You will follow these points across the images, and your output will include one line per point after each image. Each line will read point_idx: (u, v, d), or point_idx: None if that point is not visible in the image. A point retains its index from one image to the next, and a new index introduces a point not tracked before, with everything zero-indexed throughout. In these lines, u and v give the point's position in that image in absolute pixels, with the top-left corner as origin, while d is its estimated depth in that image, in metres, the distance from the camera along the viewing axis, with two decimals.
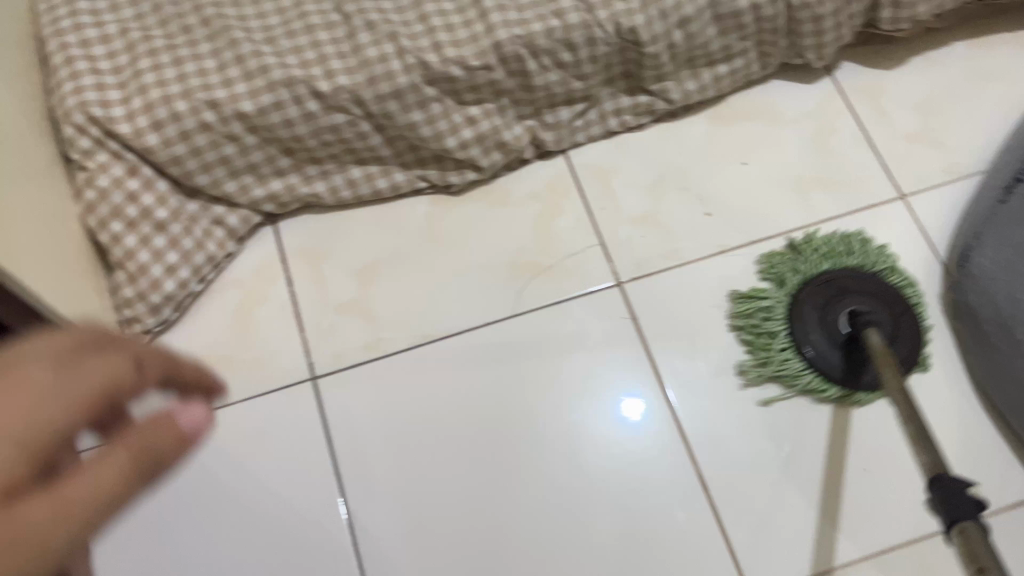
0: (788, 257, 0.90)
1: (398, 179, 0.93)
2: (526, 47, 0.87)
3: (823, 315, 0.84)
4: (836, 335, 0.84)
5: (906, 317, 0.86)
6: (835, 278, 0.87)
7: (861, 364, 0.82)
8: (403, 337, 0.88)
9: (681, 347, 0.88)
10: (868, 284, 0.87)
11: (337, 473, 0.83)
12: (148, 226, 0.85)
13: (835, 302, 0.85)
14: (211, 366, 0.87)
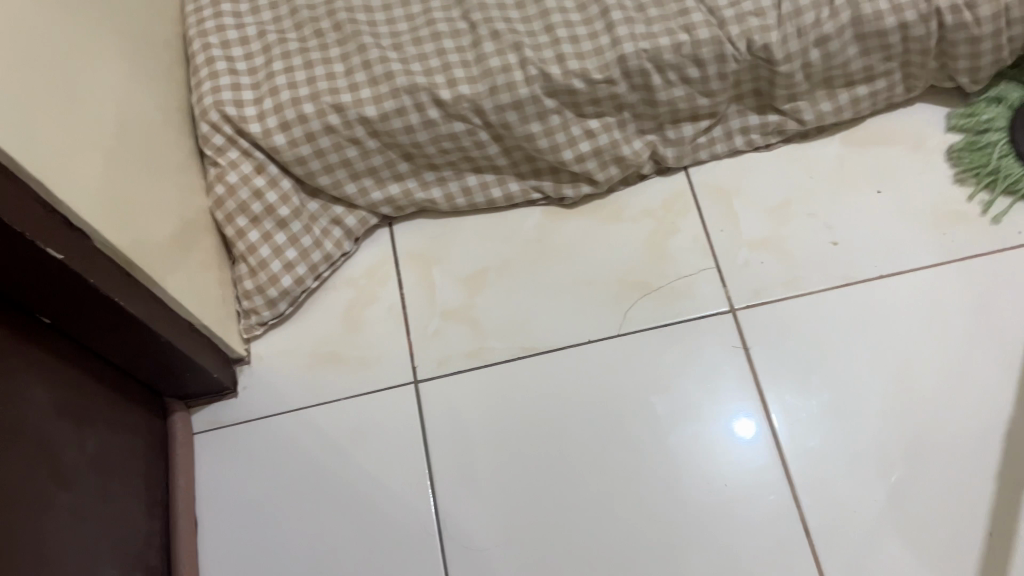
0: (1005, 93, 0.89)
1: (512, 189, 0.93)
2: (652, 61, 0.84)
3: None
4: None
5: None
6: None
7: None
8: (506, 348, 0.88)
9: (796, 383, 0.83)
10: None
11: (437, 464, 0.84)
12: (270, 222, 0.88)
13: None
14: (321, 361, 0.89)
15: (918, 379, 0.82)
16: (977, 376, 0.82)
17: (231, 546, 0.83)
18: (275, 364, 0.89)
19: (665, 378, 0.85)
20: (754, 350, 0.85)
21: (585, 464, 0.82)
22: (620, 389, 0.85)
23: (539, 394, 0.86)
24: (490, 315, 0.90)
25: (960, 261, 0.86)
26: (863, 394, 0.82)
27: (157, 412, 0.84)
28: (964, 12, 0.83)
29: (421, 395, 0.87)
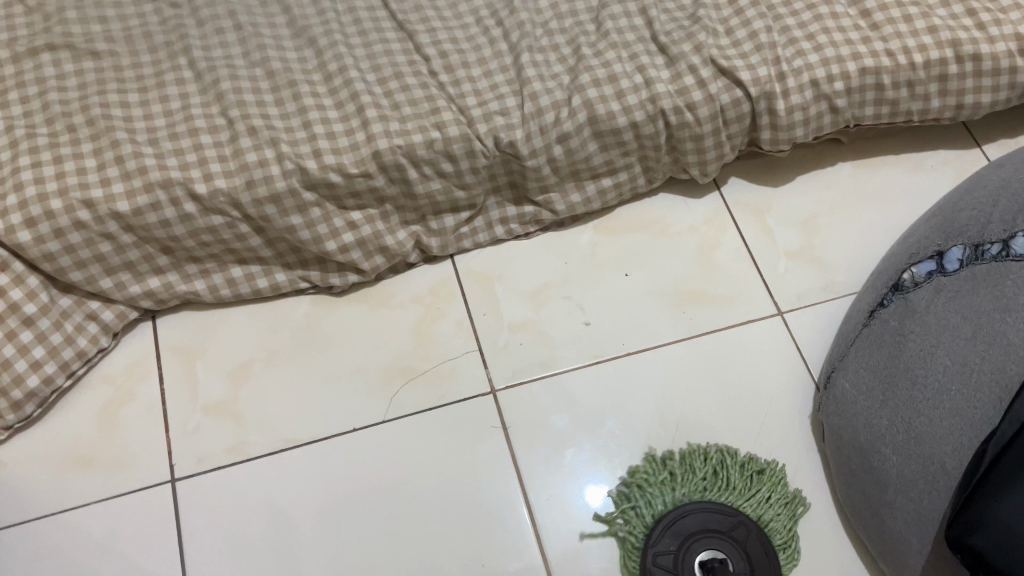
0: (626, 500, 0.84)
1: (279, 279, 0.94)
2: (406, 156, 0.88)
3: (686, 557, 0.78)
4: None
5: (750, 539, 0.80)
6: (680, 521, 0.80)
7: None
8: (271, 439, 0.88)
9: (549, 465, 0.87)
10: (714, 520, 0.80)
11: (207, 540, 0.83)
12: (16, 320, 0.84)
13: (684, 554, 0.78)
14: (73, 464, 0.86)
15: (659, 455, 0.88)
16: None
17: None
18: (22, 470, 0.85)
19: (438, 486, 0.86)
20: (510, 431, 0.89)
21: (360, 528, 0.84)
22: (392, 504, 0.85)
23: (314, 518, 0.84)
24: (254, 407, 0.89)
25: (696, 338, 0.94)
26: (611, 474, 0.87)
27: None
28: (686, 113, 0.92)
29: (175, 499, 0.85)
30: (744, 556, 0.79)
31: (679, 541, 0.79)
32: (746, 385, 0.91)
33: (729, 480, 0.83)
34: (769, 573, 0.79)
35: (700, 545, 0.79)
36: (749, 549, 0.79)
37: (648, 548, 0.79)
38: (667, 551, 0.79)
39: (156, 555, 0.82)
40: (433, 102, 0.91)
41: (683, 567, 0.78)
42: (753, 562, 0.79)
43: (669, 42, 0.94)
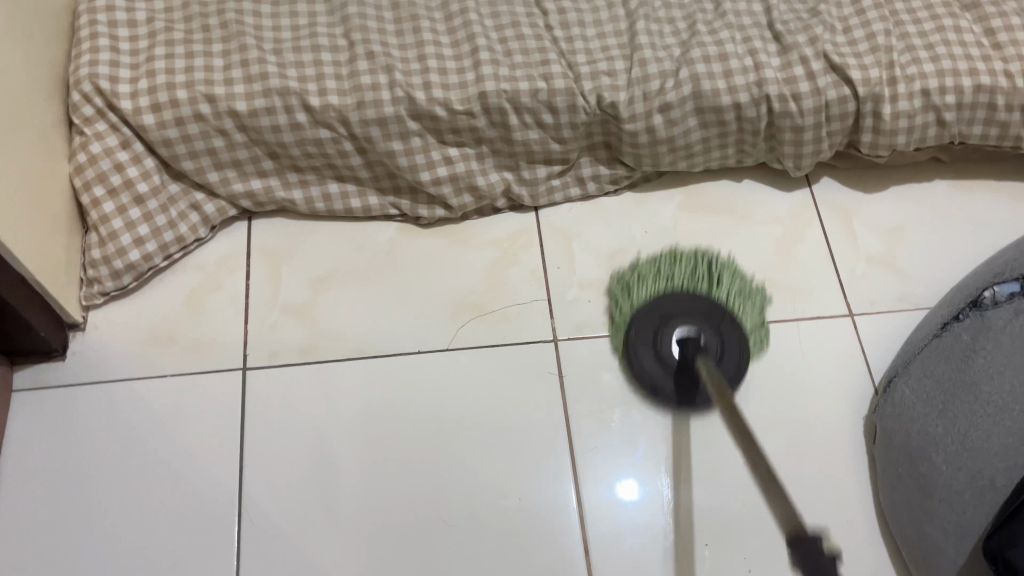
0: (621, 292, 0.93)
1: (371, 202, 0.98)
2: (510, 101, 0.91)
3: (663, 338, 0.87)
4: (670, 359, 0.86)
5: (724, 324, 0.87)
6: (662, 304, 0.89)
7: (693, 389, 0.87)
8: (339, 348, 0.92)
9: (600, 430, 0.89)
10: (692, 302, 0.88)
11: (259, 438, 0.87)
12: (128, 197, 0.91)
13: (663, 328, 0.87)
14: (156, 337, 0.92)
15: (710, 441, 0.89)
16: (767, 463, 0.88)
17: (30, 508, 0.84)
18: (110, 336, 0.92)
19: (490, 439, 0.89)
20: (566, 387, 0.91)
21: (405, 450, 0.88)
22: (444, 445, 0.88)
23: (371, 447, 0.88)
24: (328, 317, 0.94)
25: None
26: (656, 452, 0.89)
27: None
28: (790, 102, 0.93)
29: (244, 399, 0.89)
30: (717, 332, 0.86)
31: (659, 326, 0.88)
32: (802, 378, 0.92)
33: (720, 291, 0.90)
34: (738, 344, 0.87)
35: (677, 324, 0.86)
36: (724, 332, 0.87)
37: (634, 349, 0.88)
38: (648, 320, 0.88)
39: (216, 447, 0.87)
40: (545, 54, 0.93)
41: (661, 340, 0.87)
42: (726, 341, 0.86)
43: (784, 31, 0.95)
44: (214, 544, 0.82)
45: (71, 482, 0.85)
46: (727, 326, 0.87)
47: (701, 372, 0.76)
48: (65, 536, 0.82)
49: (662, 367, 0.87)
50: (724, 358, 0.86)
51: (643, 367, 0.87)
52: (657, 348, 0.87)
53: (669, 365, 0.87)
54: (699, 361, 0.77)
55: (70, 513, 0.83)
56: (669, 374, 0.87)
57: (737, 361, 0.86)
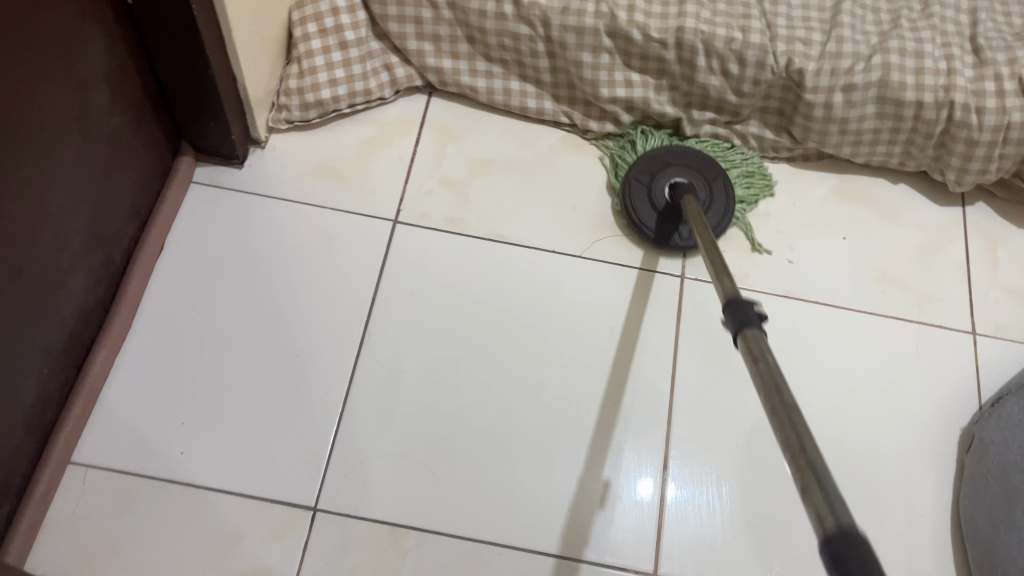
0: (611, 165, 1.03)
1: (545, 106, 1.03)
2: (704, 43, 0.95)
3: (660, 180, 0.98)
4: (658, 196, 0.97)
5: (715, 182, 0.98)
6: (659, 157, 1.00)
7: (677, 219, 0.96)
8: (482, 227, 0.98)
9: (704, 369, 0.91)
10: (683, 158, 1.00)
11: (389, 289, 0.93)
12: (334, 40, 0.99)
13: (659, 176, 0.98)
14: (323, 172, 0.99)
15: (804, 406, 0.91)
16: (855, 444, 0.89)
17: (173, 290, 0.91)
18: (284, 161, 1.00)
19: (596, 348, 0.92)
20: (681, 320, 0.94)
21: (517, 336, 0.92)
22: (553, 342, 0.92)
23: (485, 324, 0.92)
24: (479, 197, 1.00)
25: (881, 318, 0.96)
26: (749, 401, 0.90)
27: (168, 150, 0.95)
28: (972, 114, 0.94)
29: (387, 249, 0.96)
30: (706, 185, 0.98)
31: (655, 174, 0.98)
32: (910, 377, 0.93)
33: (716, 153, 1.02)
34: (722, 208, 0.97)
35: (673, 173, 0.98)
36: (711, 189, 0.98)
37: (630, 189, 0.98)
38: (651, 185, 0.98)
39: (350, 283, 0.93)
40: (748, 9, 0.97)
41: (654, 190, 0.97)
42: (714, 189, 0.98)
43: (986, 46, 0.96)
44: (322, 368, 0.88)
45: (211, 279, 0.92)
46: (712, 174, 0.99)
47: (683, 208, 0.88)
48: (197, 320, 0.90)
49: (653, 208, 0.97)
50: (713, 192, 0.98)
51: (636, 214, 0.97)
52: (650, 202, 0.97)
53: (665, 212, 0.96)
54: (685, 199, 0.89)
55: (205, 301, 0.91)
56: (656, 221, 0.96)
57: (726, 196, 0.98)
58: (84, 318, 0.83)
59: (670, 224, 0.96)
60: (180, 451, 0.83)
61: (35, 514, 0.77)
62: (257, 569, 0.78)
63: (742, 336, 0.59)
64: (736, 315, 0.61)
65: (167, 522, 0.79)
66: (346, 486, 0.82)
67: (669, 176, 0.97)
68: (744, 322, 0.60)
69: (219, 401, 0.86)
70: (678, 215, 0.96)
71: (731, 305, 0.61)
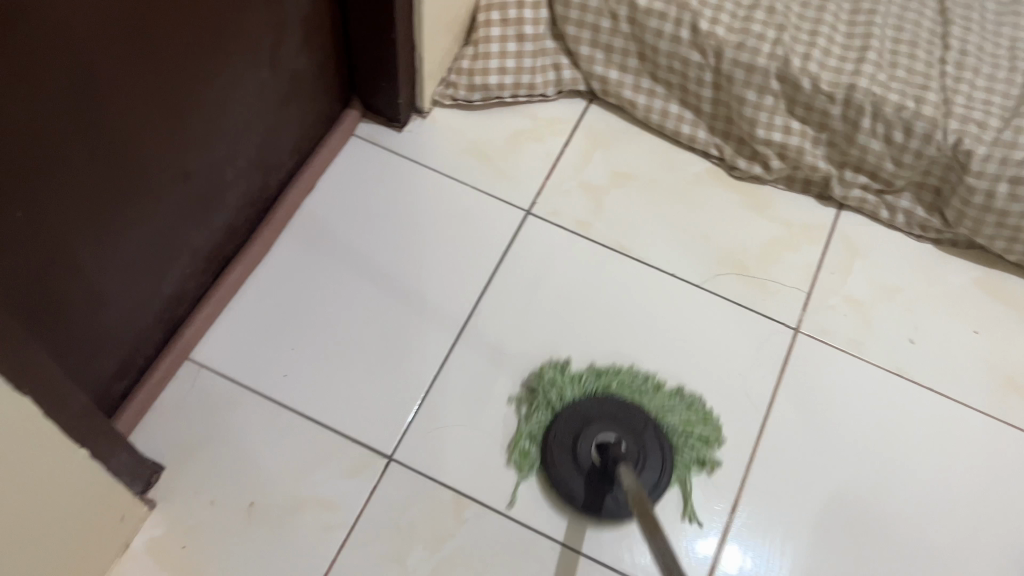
0: (526, 400, 0.88)
1: (698, 135, 1.04)
2: (872, 105, 0.94)
3: (582, 447, 0.83)
4: (582, 462, 0.83)
5: (651, 431, 0.84)
6: (580, 410, 0.86)
7: (600, 490, 0.82)
8: (609, 236, 1.00)
9: (796, 425, 0.90)
10: (604, 409, 0.86)
11: (508, 274, 0.96)
12: (513, 31, 1.03)
13: (580, 440, 0.83)
14: (473, 152, 1.04)
15: (893, 488, 0.87)
16: (939, 542, 0.85)
17: (313, 227, 0.97)
18: (439, 133, 1.05)
19: (694, 379, 0.91)
20: (785, 373, 0.92)
21: (619, 346, 0.93)
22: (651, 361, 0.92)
23: (592, 330, 0.94)
24: (613, 207, 1.02)
25: (996, 422, 0.91)
26: (836, 469, 0.88)
27: (340, 99, 1.02)
28: None
29: (514, 237, 0.99)
30: (639, 444, 0.83)
31: (577, 432, 0.84)
32: (1014, 489, 0.88)
33: (659, 399, 0.88)
34: (655, 473, 0.83)
35: (598, 430, 0.84)
36: (647, 441, 0.84)
37: (551, 450, 0.84)
38: (609, 399, 0.87)
39: (472, 258, 0.97)
40: (927, 81, 0.95)
41: (580, 446, 0.83)
42: (647, 451, 0.83)
43: None
44: (428, 330, 0.92)
45: (349, 224, 0.98)
46: (651, 432, 0.84)
47: (621, 479, 0.73)
48: (327, 258, 0.95)
49: (579, 471, 0.82)
50: (647, 454, 0.83)
51: (558, 472, 0.83)
52: (574, 463, 0.83)
53: (590, 476, 0.82)
54: (622, 467, 0.75)
55: (338, 243, 0.96)
56: (583, 491, 0.82)
57: (660, 463, 0.83)
58: (231, 233, 0.90)
59: (592, 488, 0.82)
60: (283, 373, 0.88)
61: (148, 395, 0.83)
62: (327, 497, 0.82)
63: None
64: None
65: (258, 434, 0.85)
66: (423, 444, 0.86)
67: (595, 433, 0.84)
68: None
69: (329, 335, 0.91)
70: (609, 482, 0.81)
71: None
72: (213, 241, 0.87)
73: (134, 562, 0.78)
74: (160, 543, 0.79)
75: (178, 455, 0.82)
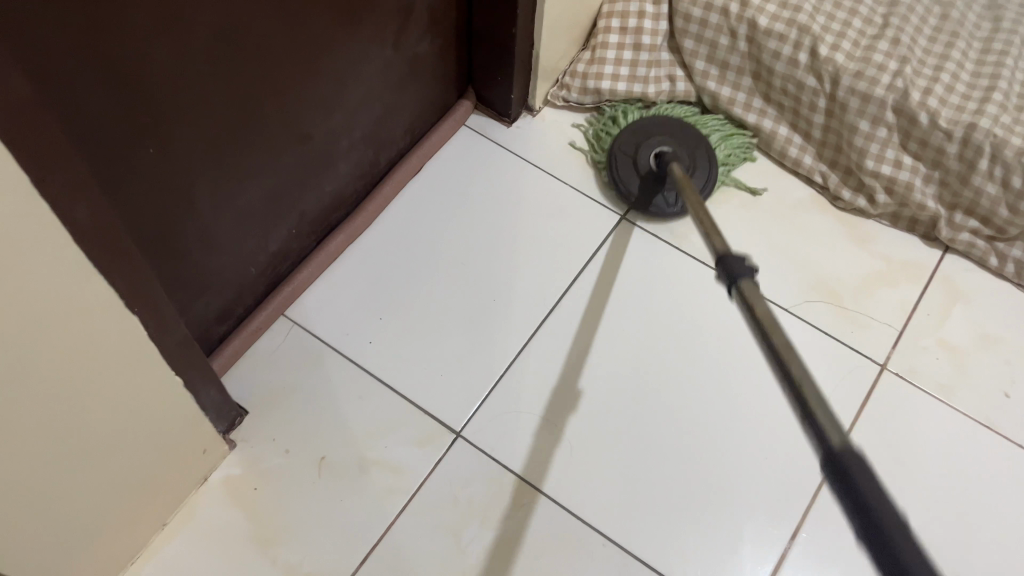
0: (598, 125, 1.07)
1: (804, 160, 1.03)
2: (992, 147, 0.91)
3: (642, 153, 1.01)
4: (643, 167, 1.01)
5: (699, 151, 1.02)
6: (644, 127, 1.04)
7: (658, 184, 1.00)
8: (702, 250, 1.00)
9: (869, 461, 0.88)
10: (664, 123, 1.03)
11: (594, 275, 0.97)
12: (631, 40, 1.05)
13: (642, 147, 1.01)
14: (577, 154, 1.06)
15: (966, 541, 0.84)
16: None
17: (414, 206, 1.01)
18: (546, 132, 1.08)
19: (767, 403, 0.91)
20: (864, 409, 0.90)
21: (696, 360, 0.93)
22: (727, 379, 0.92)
23: (670, 340, 0.94)
24: None
25: None
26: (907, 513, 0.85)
27: (455, 90, 1.06)
28: None
29: (607, 239, 1.00)
30: (686, 148, 1.01)
31: (639, 143, 1.02)
32: None
33: (713, 136, 1.06)
34: (704, 169, 1.01)
35: (656, 143, 1.01)
36: (693, 146, 1.02)
37: (617, 158, 1.02)
38: (700, 169, 1.01)
39: (562, 253, 0.99)
40: None
41: (641, 154, 1.01)
42: (697, 163, 1.01)
43: None
44: (511, 318, 0.94)
45: (448, 207, 1.01)
46: (702, 162, 1.01)
47: (668, 173, 0.90)
48: (423, 237, 0.99)
49: (637, 174, 1.01)
50: (697, 163, 1.01)
51: (619, 176, 1.01)
52: (634, 166, 1.01)
53: (646, 193, 1.00)
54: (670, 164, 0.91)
55: (436, 224, 1.00)
56: (638, 188, 1.00)
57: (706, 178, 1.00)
58: (336, 204, 0.94)
59: (656, 183, 1.00)
60: (368, 341, 0.92)
61: (242, 343, 0.89)
62: (394, 462, 0.85)
63: (738, 287, 0.59)
64: (728, 272, 0.61)
65: (337, 394, 0.88)
66: (491, 427, 0.88)
67: (652, 146, 1.01)
68: (732, 272, 0.60)
69: (415, 311, 0.94)
70: (662, 182, 0.99)
71: (724, 259, 0.61)
72: (318, 208, 0.91)
73: (209, 495, 0.82)
74: (234, 481, 0.83)
75: (262, 402, 0.87)
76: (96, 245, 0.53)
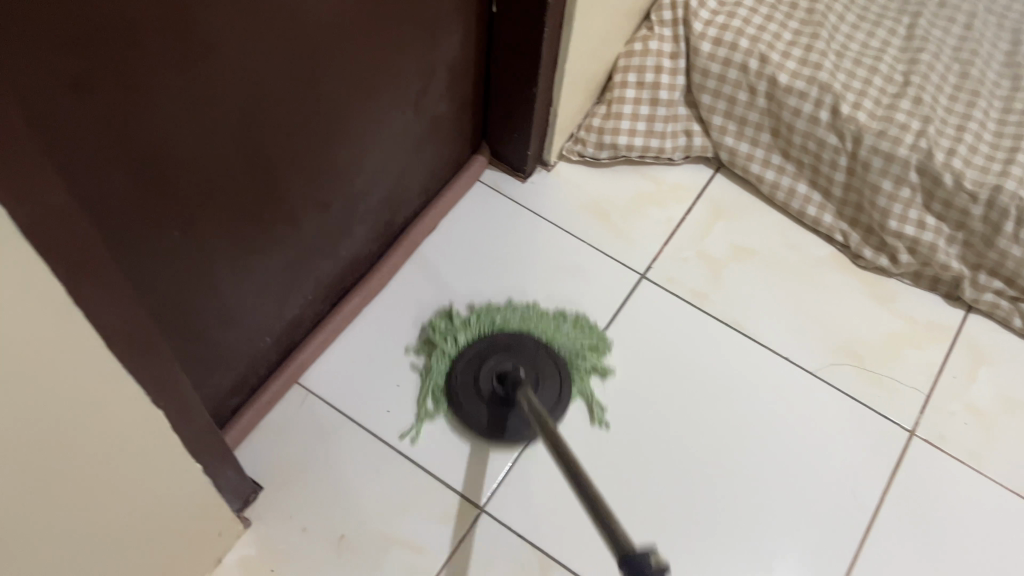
0: (441, 331, 0.92)
1: (824, 218, 1.02)
2: (1018, 210, 0.90)
3: (484, 373, 0.88)
4: (492, 399, 0.87)
5: (551, 385, 0.88)
6: (476, 350, 0.90)
7: (506, 407, 0.87)
8: (724, 311, 0.98)
9: (903, 534, 0.85)
10: (502, 339, 0.91)
11: (615, 336, 0.95)
12: (647, 95, 1.03)
13: (482, 367, 0.89)
14: (594, 209, 1.04)
15: None
16: None
17: (431, 266, 0.98)
18: (561, 187, 1.05)
19: (797, 473, 0.88)
20: (895, 477, 0.88)
21: (722, 425, 0.90)
22: (757, 448, 0.89)
23: (696, 406, 0.91)
24: (731, 282, 1.00)
25: None
26: None
27: (470, 145, 1.03)
28: None
29: (628, 299, 0.98)
30: (534, 369, 0.88)
31: (477, 368, 0.89)
32: None
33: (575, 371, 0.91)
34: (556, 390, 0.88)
35: (497, 359, 0.89)
36: (540, 364, 0.89)
37: (459, 373, 0.89)
38: (549, 387, 0.88)
39: (582, 315, 0.96)
40: None
41: (481, 382, 0.88)
42: (543, 377, 0.88)
43: None
44: None
45: (466, 266, 0.98)
46: (545, 374, 0.89)
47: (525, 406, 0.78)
48: (441, 299, 0.96)
49: (480, 402, 0.87)
50: (544, 377, 0.88)
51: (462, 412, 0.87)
52: (482, 402, 0.87)
53: (492, 403, 0.87)
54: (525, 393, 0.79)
55: (454, 284, 0.97)
56: (484, 414, 0.87)
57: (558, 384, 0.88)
58: (353, 266, 0.92)
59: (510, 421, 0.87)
60: (386, 409, 0.89)
61: (255, 414, 0.85)
62: (415, 539, 0.82)
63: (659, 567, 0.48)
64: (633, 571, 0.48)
65: (355, 467, 0.85)
66: (516, 500, 0.85)
67: (493, 366, 0.88)
68: None
69: (434, 377, 0.91)
70: (510, 405, 0.86)
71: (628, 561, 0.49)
72: (335, 271, 0.89)
73: None
74: (251, 562, 0.79)
75: (277, 477, 0.83)
76: (120, 343, 0.50)
